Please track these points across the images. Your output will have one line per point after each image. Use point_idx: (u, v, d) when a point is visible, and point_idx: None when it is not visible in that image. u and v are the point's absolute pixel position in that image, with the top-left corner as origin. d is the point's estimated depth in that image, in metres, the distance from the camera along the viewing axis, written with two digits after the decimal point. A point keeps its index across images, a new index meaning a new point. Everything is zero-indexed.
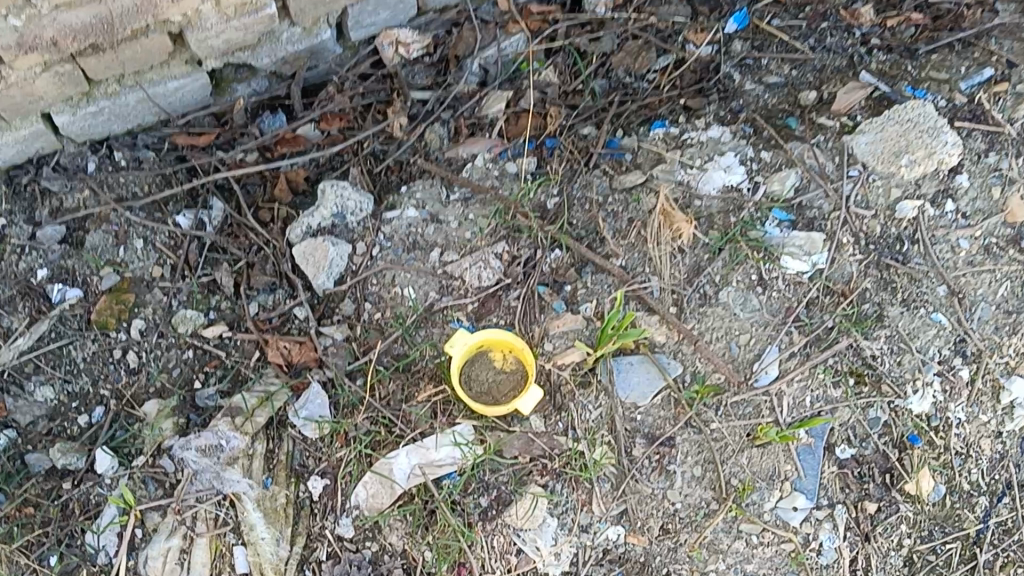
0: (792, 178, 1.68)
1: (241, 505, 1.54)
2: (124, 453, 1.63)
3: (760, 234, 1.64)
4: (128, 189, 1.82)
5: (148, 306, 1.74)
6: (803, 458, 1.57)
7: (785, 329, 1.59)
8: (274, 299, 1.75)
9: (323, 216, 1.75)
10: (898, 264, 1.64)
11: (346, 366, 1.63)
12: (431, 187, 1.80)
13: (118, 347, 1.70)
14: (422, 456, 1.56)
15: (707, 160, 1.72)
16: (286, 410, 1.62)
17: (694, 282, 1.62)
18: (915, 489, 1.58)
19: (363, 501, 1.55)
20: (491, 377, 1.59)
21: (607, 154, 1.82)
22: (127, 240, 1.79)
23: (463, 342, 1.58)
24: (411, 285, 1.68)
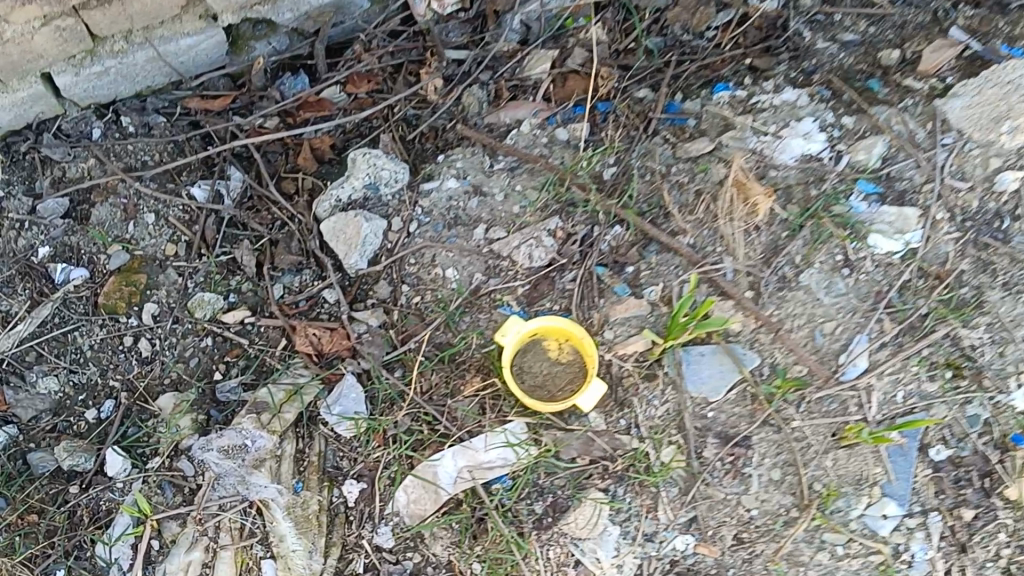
0: (879, 146, 1.50)
1: (271, 514, 1.39)
2: (137, 454, 1.48)
3: (846, 208, 1.47)
4: (137, 158, 1.67)
5: (161, 289, 1.58)
6: (894, 460, 1.38)
7: (875, 317, 1.41)
8: (299, 281, 1.58)
9: (355, 187, 1.60)
10: (998, 243, 1.42)
11: (384, 356, 1.48)
12: (473, 156, 1.63)
13: (129, 334, 1.55)
14: (470, 458, 1.40)
15: (783, 125, 1.55)
16: (317, 405, 1.45)
17: (772, 264, 1.45)
18: (1017, 495, 1.35)
19: (404, 507, 1.40)
20: (545, 369, 1.43)
21: (667, 120, 1.63)
22: (135, 216, 1.64)
23: (516, 330, 1.42)
24: (453, 266, 1.52)
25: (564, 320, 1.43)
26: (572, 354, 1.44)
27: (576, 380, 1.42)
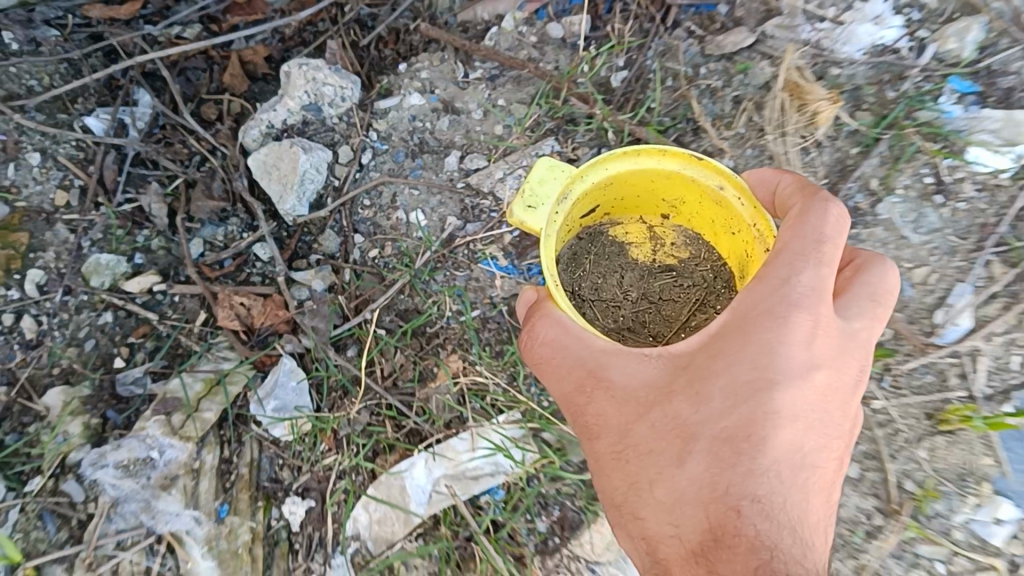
0: (975, 30, 1.12)
1: (185, 551, 1.03)
2: (15, 472, 1.06)
3: (933, 114, 1.11)
4: (21, 82, 1.22)
5: (48, 248, 1.17)
6: (1009, 446, 1.04)
7: (978, 261, 1.06)
8: (224, 235, 1.24)
9: (291, 110, 1.22)
10: None
11: (332, 332, 1.13)
12: (440, 62, 1.26)
13: (6, 310, 1.13)
14: (448, 465, 1.07)
15: (845, 6, 1.17)
16: (247, 396, 1.12)
17: (839, 191, 1.11)
18: None
19: (365, 530, 1.06)
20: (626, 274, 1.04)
21: (691, 8, 1.23)
22: (18, 155, 1.19)
23: (563, 189, 0.86)
24: (420, 207, 1.18)
25: (651, 153, 0.89)
26: (677, 239, 1.05)
27: (690, 278, 1.02)
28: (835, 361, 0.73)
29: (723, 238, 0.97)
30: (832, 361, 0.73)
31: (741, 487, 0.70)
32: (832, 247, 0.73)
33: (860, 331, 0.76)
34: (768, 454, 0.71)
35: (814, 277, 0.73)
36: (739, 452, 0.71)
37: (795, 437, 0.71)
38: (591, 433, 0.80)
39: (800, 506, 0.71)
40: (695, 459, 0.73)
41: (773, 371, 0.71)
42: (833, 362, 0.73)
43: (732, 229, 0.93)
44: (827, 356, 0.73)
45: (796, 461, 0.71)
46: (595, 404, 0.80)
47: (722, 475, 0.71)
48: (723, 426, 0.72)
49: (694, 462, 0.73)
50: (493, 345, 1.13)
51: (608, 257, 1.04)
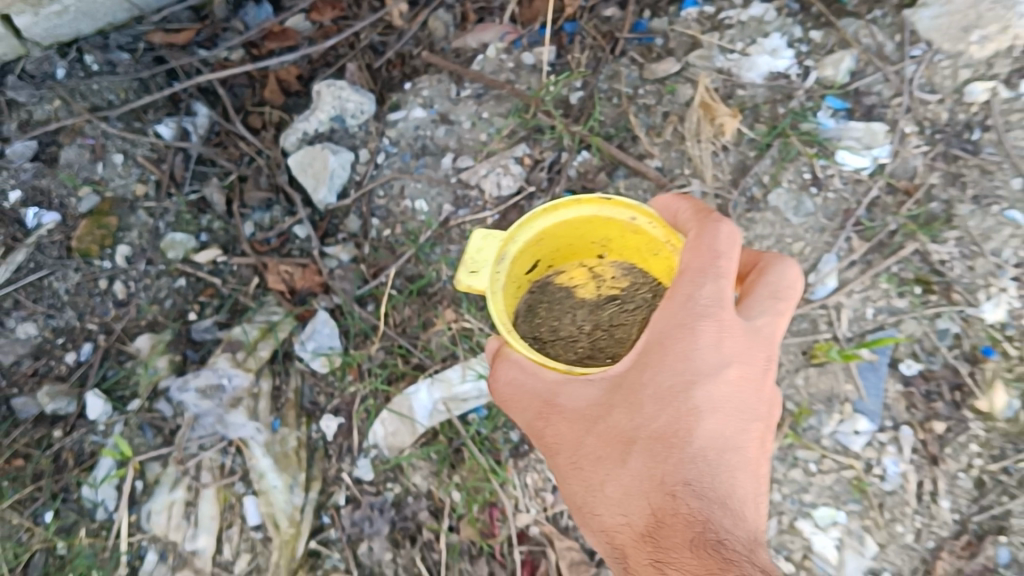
0: (847, 61, 1.50)
1: (249, 451, 1.38)
2: (117, 397, 1.45)
3: (812, 125, 1.48)
4: (103, 97, 1.60)
5: (133, 229, 1.55)
6: (864, 376, 1.43)
7: (845, 236, 1.44)
8: (270, 217, 1.57)
9: (320, 121, 1.58)
10: (968, 154, 1.45)
11: (356, 291, 1.49)
12: (439, 83, 1.61)
13: (103, 277, 1.51)
14: (444, 390, 1.42)
15: (749, 42, 1.54)
16: (292, 341, 1.47)
17: (740, 184, 1.47)
18: (988, 404, 1.41)
19: (382, 439, 1.42)
20: (580, 313, 1.17)
21: (634, 40, 1.59)
22: (105, 155, 1.57)
23: (499, 250, 1.04)
24: (423, 197, 1.52)
25: (568, 206, 1.08)
26: (615, 273, 1.19)
27: (635, 303, 1.16)
28: (740, 357, 0.94)
29: (657, 259, 1.12)
30: (738, 360, 0.94)
31: (676, 471, 0.93)
32: (726, 259, 0.93)
33: (766, 326, 0.97)
34: (695, 446, 0.93)
35: (713, 295, 0.93)
36: (668, 449, 0.94)
37: (711, 428, 0.94)
38: (551, 445, 1.01)
39: (725, 483, 0.94)
40: (635, 456, 0.95)
41: (688, 378, 0.93)
42: (739, 359, 0.94)
43: (657, 252, 1.11)
44: (729, 358, 0.94)
45: (718, 445, 0.94)
46: (551, 424, 1.00)
47: (657, 464, 0.94)
48: (653, 428, 0.94)
49: (636, 456, 0.95)
50: (480, 300, 1.46)
51: (558, 301, 1.19)
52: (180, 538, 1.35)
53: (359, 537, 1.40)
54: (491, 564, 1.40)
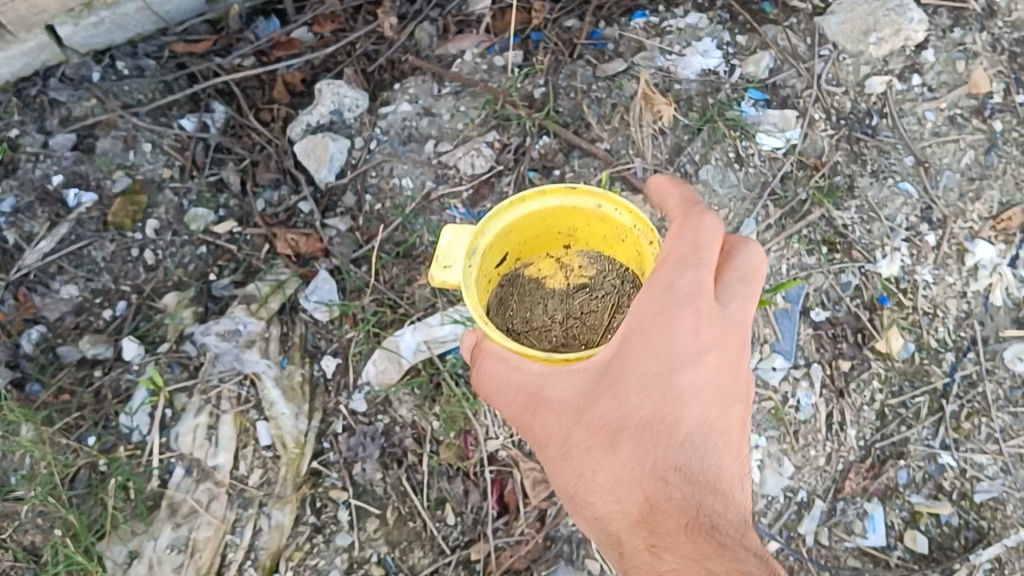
0: (766, 60, 1.81)
1: (261, 382, 1.66)
2: (148, 342, 1.70)
3: (736, 113, 1.77)
4: (133, 97, 1.88)
5: (160, 206, 1.81)
6: (780, 321, 1.70)
7: (760, 203, 1.72)
8: (279, 195, 1.84)
9: (321, 114, 1.86)
10: (868, 136, 1.77)
11: (351, 254, 1.75)
12: (423, 83, 1.88)
13: (135, 246, 1.78)
14: (425, 333, 1.69)
15: (685, 45, 1.84)
16: (297, 296, 1.73)
17: (675, 162, 1.75)
18: (885, 347, 1.71)
19: (374, 376, 1.68)
20: (553, 300, 1.43)
21: (590, 45, 1.88)
22: (135, 145, 1.84)
23: (468, 246, 1.25)
24: (408, 176, 1.80)
25: (533, 199, 1.30)
26: (580, 262, 1.44)
27: (601, 288, 1.42)
28: (716, 346, 1.14)
29: (617, 246, 1.37)
30: (713, 349, 1.14)
31: (664, 456, 1.14)
32: (707, 249, 1.14)
33: (740, 313, 1.17)
34: (679, 429, 1.14)
35: (693, 291, 1.13)
36: (655, 436, 1.14)
37: (695, 415, 1.14)
38: (542, 437, 1.20)
39: (712, 466, 1.15)
40: (625, 444, 1.15)
41: (671, 370, 1.14)
42: (716, 346, 1.15)
43: (620, 237, 1.34)
44: (708, 346, 1.14)
45: (701, 428, 1.14)
46: (541, 417, 1.19)
47: (647, 452, 1.14)
48: (639, 420, 1.15)
49: (626, 445, 1.15)
50: None
51: (530, 293, 1.44)
52: (203, 456, 1.62)
53: (353, 459, 1.65)
54: (465, 483, 1.66)
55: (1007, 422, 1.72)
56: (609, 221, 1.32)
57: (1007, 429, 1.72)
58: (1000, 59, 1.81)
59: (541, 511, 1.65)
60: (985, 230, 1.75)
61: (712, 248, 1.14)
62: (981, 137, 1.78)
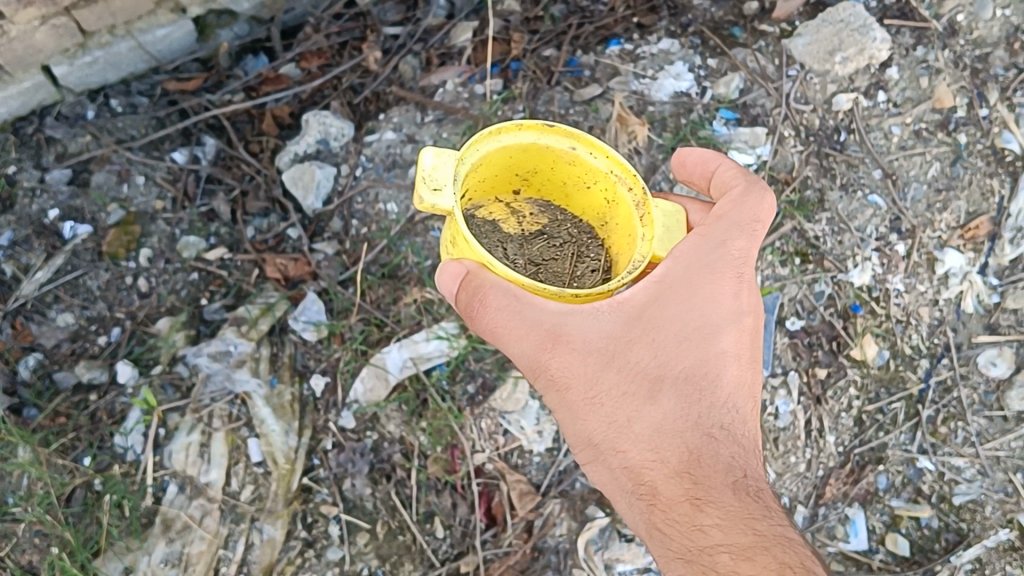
0: (736, 81, 1.88)
1: (252, 401, 1.70)
2: (142, 365, 1.75)
3: (708, 132, 1.84)
4: (126, 133, 1.93)
5: (153, 236, 1.86)
6: None
7: None
8: (268, 223, 1.90)
9: (309, 143, 1.92)
10: (836, 152, 1.84)
11: (339, 276, 1.81)
12: (407, 112, 1.94)
13: (129, 274, 1.82)
14: (412, 350, 1.74)
15: (658, 69, 1.90)
16: (286, 317, 1.78)
17: (650, 180, 1.82)
18: (861, 354, 1.76)
19: (361, 394, 1.72)
20: (515, 244, 1.45)
21: (567, 72, 1.95)
22: (129, 178, 1.89)
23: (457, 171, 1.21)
24: (393, 201, 1.85)
25: (507, 133, 1.29)
26: (532, 210, 1.48)
27: (558, 236, 1.47)
28: (751, 311, 1.26)
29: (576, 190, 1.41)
30: (750, 313, 1.26)
31: (706, 411, 1.24)
32: (756, 224, 1.29)
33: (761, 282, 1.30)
34: (718, 387, 1.24)
35: (740, 258, 1.26)
36: (698, 392, 1.23)
37: (732, 374, 1.25)
38: (562, 379, 1.23)
39: (742, 423, 1.26)
40: (667, 395, 1.23)
41: (716, 328, 1.24)
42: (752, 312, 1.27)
43: (586, 183, 1.38)
44: (747, 311, 1.26)
45: (735, 387, 1.26)
46: (558, 354, 1.21)
47: (691, 405, 1.23)
48: (684, 374, 1.23)
49: (667, 396, 1.23)
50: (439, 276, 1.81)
51: (490, 235, 1.43)
52: (195, 472, 1.66)
53: (343, 475, 1.70)
54: (453, 496, 1.70)
55: (983, 425, 1.76)
56: (576, 164, 1.35)
57: (983, 433, 1.76)
58: (964, 75, 1.87)
59: (528, 522, 1.68)
60: (953, 239, 1.81)
61: (756, 224, 1.29)
62: (948, 150, 1.83)
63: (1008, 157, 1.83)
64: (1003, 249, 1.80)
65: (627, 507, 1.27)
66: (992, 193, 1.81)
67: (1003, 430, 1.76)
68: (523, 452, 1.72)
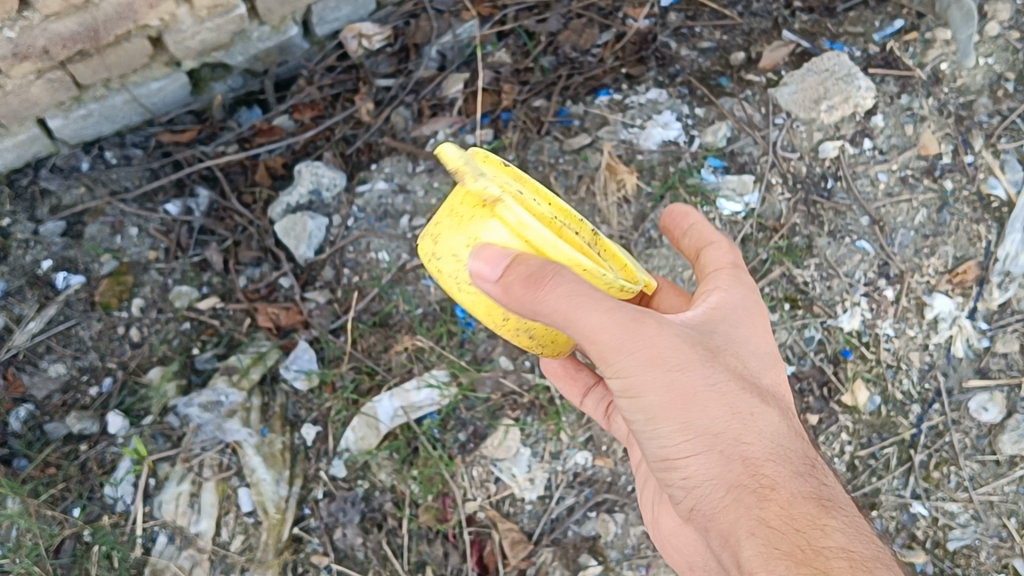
0: (723, 129, 1.91)
1: (243, 450, 1.70)
2: (133, 415, 1.75)
3: (697, 180, 1.87)
4: (120, 184, 1.95)
5: (146, 285, 1.87)
6: None
7: None
8: (260, 272, 1.91)
9: (301, 194, 1.93)
10: (824, 199, 1.86)
11: (330, 325, 1.82)
12: (399, 162, 1.97)
13: (121, 324, 1.82)
14: (403, 399, 1.75)
15: (646, 118, 1.93)
16: (277, 366, 1.79)
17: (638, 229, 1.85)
18: (852, 400, 1.77)
19: (353, 443, 1.73)
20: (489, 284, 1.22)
21: (557, 122, 1.98)
22: (122, 229, 1.91)
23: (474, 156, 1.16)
24: (385, 249, 1.88)
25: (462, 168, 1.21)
26: None
27: None
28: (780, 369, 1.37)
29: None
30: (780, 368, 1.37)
31: (794, 428, 1.26)
32: None
33: None
34: (790, 415, 1.29)
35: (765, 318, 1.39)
36: (782, 410, 1.27)
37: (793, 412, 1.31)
38: (670, 359, 1.15)
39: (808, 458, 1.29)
40: (765, 404, 1.23)
41: (774, 365, 1.32)
42: None
43: None
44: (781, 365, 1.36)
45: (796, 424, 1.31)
46: (661, 335, 1.15)
47: (784, 420, 1.25)
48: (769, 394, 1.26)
49: (764, 404, 1.23)
50: (426, 321, 1.82)
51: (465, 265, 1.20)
52: (185, 523, 1.65)
53: (335, 524, 1.69)
54: (445, 545, 1.69)
55: (976, 470, 1.75)
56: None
57: (977, 477, 1.75)
58: (948, 123, 1.90)
59: (519, 571, 1.69)
60: (942, 283, 1.82)
61: None
62: (934, 196, 1.86)
63: (994, 203, 1.85)
64: (991, 293, 1.81)
65: (726, 510, 1.17)
66: (978, 238, 1.83)
67: (997, 475, 1.75)
68: (515, 500, 1.72)
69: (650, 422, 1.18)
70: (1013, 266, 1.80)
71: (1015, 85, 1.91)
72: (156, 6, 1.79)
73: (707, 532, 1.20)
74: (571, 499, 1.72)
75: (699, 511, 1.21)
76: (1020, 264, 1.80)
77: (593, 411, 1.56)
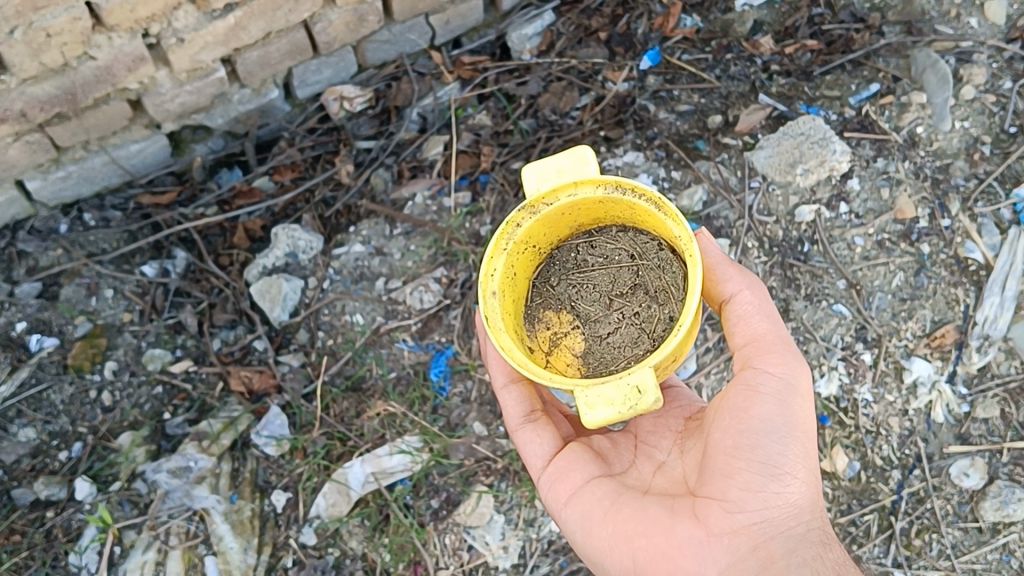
0: (699, 193, 1.93)
1: (211, 517, 1.68)
2: (101, 480, 1.73)
3: None
4: (98, 246, 1.94)
5: (119, 348, 1.85)
6: None
7: (700, 328, 1.81)
8: (234, 334, 1.89)
9: (277, 256, 1.92)
10: (800, 262, 1.87)
11: (303, 389, 1.81)
12: (376, 224, 1.96)
13: (93, 388, 1.81)
14: (375, 465, 1.73)
15: None
16: (249, 431, 1.78)
17: None
18: (831, 465, 1.76)
19: (323, 509, 1.72)
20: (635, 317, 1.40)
21: None
22: (98, 290, 1.89)
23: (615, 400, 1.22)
24: (359, 312, 1.87)
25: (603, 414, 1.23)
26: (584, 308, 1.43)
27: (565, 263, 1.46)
28: None
29: (523, 259, 1.42)
30: None
31: None
32: None
33: None
34: None
35: None
36: None
37: None
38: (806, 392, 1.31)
39: None
40: None
41: None
42: None
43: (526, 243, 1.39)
44: None
45: None
46: None
47: None
48: None
49: None
50: (402, 388, 1.81)
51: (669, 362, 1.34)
52: None
53: None
54: None
55: (959, 537, 1.72)
56: (500, 250, 1.36)
57: (959, 545, 1.72)
58: (925, 186, 1.89)
59: None
60: (920, 347, 1.80)
61: None
62: (911, 260, 1.85)
63: (971, 267, 1.85)
64: (970, 357, 1.79)
65: (796, 538, 1.28)
66: (956, 302, 1.82)
67: (980, 542, 1.72)
68: (488, 569, 1.69)
69: (783, 432, 1.26)
70: (992, 329, 1.80)
71: (991, 147, 1.92)
72: (135, 69, 1.79)
73: (761, 551, 1.26)
74: (545, 567, 1.69)
75: (762, 529, 1.26)
76: (998, 327, 1.80)
77: (511, 406, 1.42)
